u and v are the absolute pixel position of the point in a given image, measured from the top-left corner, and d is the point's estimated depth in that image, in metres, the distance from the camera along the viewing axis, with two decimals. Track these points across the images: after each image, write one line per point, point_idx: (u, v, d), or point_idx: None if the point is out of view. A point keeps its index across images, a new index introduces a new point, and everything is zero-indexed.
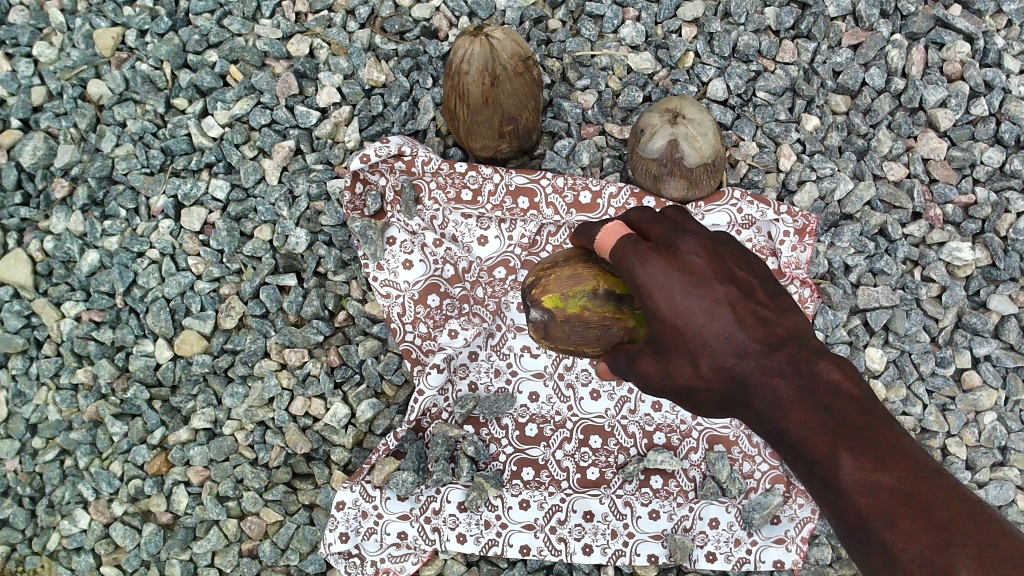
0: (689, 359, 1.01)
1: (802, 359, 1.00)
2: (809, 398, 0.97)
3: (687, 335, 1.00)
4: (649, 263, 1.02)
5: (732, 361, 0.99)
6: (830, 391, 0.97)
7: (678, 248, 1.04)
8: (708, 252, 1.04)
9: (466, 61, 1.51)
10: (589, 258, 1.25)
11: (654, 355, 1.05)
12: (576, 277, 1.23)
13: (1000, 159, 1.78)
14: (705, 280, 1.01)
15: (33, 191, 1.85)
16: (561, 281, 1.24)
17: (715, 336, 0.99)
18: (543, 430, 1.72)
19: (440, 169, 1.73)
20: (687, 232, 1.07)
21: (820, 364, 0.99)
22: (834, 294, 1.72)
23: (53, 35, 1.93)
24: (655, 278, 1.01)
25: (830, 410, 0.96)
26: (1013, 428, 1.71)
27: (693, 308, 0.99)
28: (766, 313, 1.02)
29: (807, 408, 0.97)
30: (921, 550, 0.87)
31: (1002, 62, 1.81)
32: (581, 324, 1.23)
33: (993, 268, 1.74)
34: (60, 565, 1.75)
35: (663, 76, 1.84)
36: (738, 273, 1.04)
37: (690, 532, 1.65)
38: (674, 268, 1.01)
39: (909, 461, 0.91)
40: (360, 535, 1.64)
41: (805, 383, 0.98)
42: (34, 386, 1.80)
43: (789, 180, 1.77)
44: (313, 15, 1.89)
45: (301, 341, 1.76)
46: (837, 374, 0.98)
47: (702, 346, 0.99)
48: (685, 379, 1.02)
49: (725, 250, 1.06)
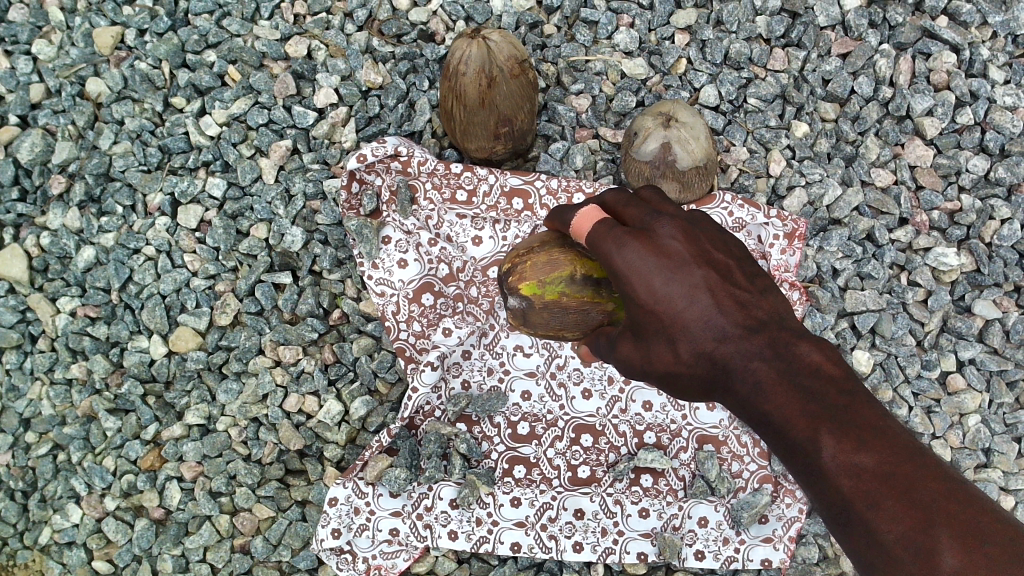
0: (668, 344, 1.03)
1: (780, 342, 1.01)
2: (789, 380, 0.98)
3: (666, 319, 1.02)
4: (626, 248, 1.04)
5: (712, 345, 1.01)
6: (810, 372, 0.98)
7: (655, 232, 1.04)
8: (685, 236, 1.04)
9: (465, 63, 1.54)
10: (564, 242, 1.27)
11: (635, 339, 1.08)
12: (551, 264, 1.25)
13: (985, 167, 1.82)
14: (683, 264, 1.01)
15: (30, 187, 1.87)
16: (537, 269, 1.26)
17: (694, 321, 1.00)
18: (534, 429, 1.73)
19: (436, 169, 1.75)
20: (664, 215, 1.07)
21: (799, 347, 1.00)
22: (822, 297, 1.75)
23: (52, 33, 1.94)
24: (632, 263, 1.03)
25: (811, 393, 0.97)
26: (997, 430, 1.74)
27: (671, 292, 1.00)
28: (744, 295, 1.03)
29: (788, 391, 0.98)
30: (904, 531, 0.87)
31: (987, 73, 1.85)
32: (560, 310, 1.27)
33: (978, 273, 1.77)
34: (52, 560, 1.75)
35: (655, 82, 1.87)
36: (716, 255, 1.04)
37: (679, 530, 1.67)
38: (652, 253, 1.02)
39: (891, 441, 0.92)
40: (352, 532, 1.64)
41: (786, 367, 0.99)
42: (29, 380, 1.81)
43: (778, 185, 1.80)
44: (311, 17, 1.92)
45: (295, 338, 1.77)
46: (816, 355, 1.00)
47: (681, 331, 1.01)
48: (666, 363, 1.04)
49: (703, 233, 1.06)
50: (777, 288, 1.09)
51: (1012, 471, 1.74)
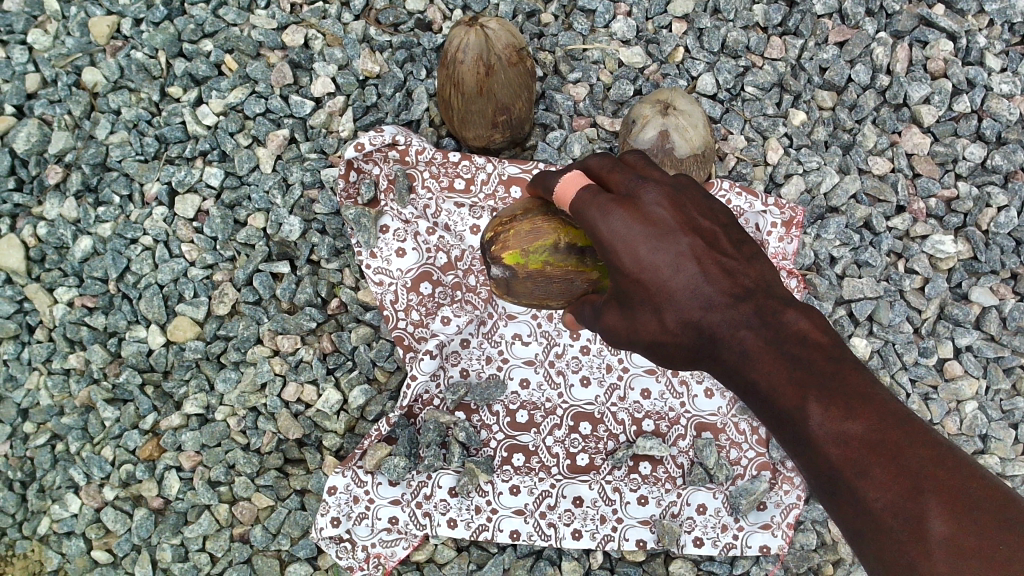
0: (654, 313, 1.02)
1: (768, 311, 1.00)
2: (777, 348, 0.98)
3: (651, 288, 1.00)
4: (611, 215, 1.02)
5: (698, 313, 1.00)
6: (798, 340, 0.98)
7: (641, 198, 1.02)
8: (671, 203, 1.02)
9: (462, 51, 1.54)
10: (548, 209, 1.24)
11: (621, 309, 1.06)
12: (535, 232, 1.23)
13: (981, 155, 1.82)
14: (669, 232, 1.00)
15: (27, 177, 1.86)
16: (521, 238, 1.24)
17: (681, 290, 0.99)
18: (533, 417, 1.73)
19: (434, 158, 1.78)
20: (650, 181, 1.04)
21: (787, 315, 1.00)
22: (820, 284, 1.74)
23: (48, 23, 1.94)
24: (617, 232, 1.01)
25: (798, 360, 0.97)
26: (994, 416, 1.74)
27: (657, 260, 0.99)
28: (730, 262, 1.02)
29: (776, 359, 0.98)
30: (892, 499, 0.87)
31: (983, 61, 1.86)
32: (544, 279, 1.26)
33: (975, 261, 1.78)
34: (50, 550, 1.74)
35: (653, 71, 1.87)
36: (702, 222, 1.03)
37: (677, 518, 1.67)
38: (637, 220, 1.00)
39: (878, 408, 0.91)
40: (352, 520, 1.65)
41: (773, 335, 0.99)
42: (26, 370, 1.80)
43: (776, 173, 1.80)
44: (308, 7, 1.92)
45: (293, 327, 1.77)
46: (804, 323, 0.99)
47: (666, 298, 1.00)
48: (652, 332, 1.04)
49: (688, 200, 1.04)
50: (764, 254, 1.08)
51: (1009, 457, 1.74)
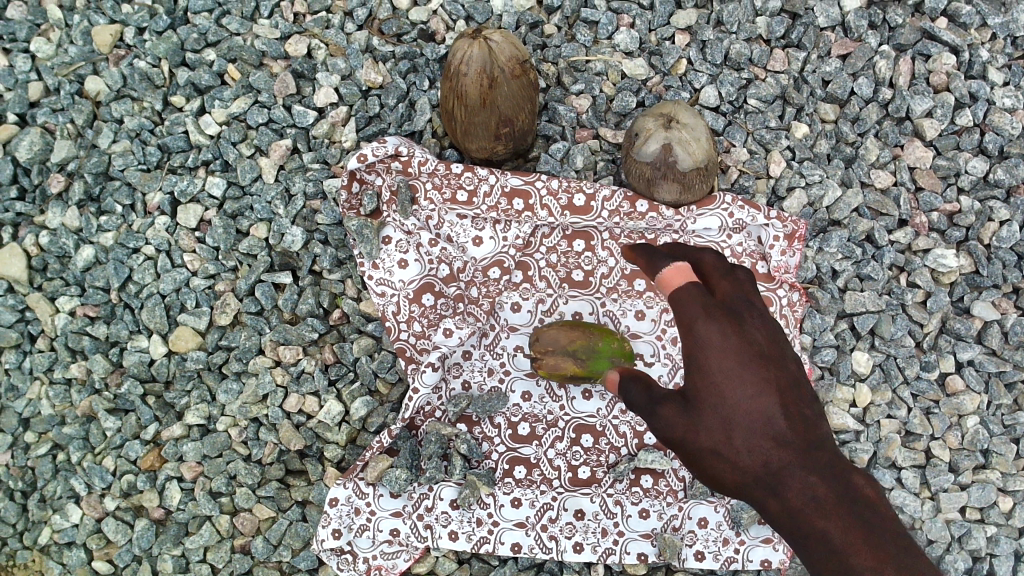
0: (722, 426, 1.13)
1: (837, 470, 1.11)
2: (839, 490, 1.09)
3: (722, 400, 1.13)
4: (713, 320, 1.15)
5: (769, 445, 1.11)
6: (867, 505, 1.08)
7: (745, 318, 1.17)
8: (770, 337, 1.17)
9: (466, 63, 1.55)
10: (556, 352, 1.58)
11: (688, 413, 1.16)
12: (555, 365, 1.58)
13: (984, 169, 1.82)
14: (752, 359, 1.14)
15: (29, 186, 1.86)
16: (546, 368, 1.60)
17: (757, 419, 1.12)
18: (535, 430, 1.73)
19: (437, 170, 1.75)
20: (753, 304, 1.19)
21: (853, 477, 1.11)
22: (822, 297, 1.75)
23: (51, 31, 1.93)
24: (712, 336, 1.15)
25: (861, 515, 1.07)
26: (996, 431, 1.74)
27: (743, 372, 1.13)
28: (808, 413, 1.14)
29: (846, 516, 1.07)
30: None
31: (986, 74, 1.85)
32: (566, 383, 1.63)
33: (977, 275, 1.78)
34: (51, 560, 1.75)
35: (656, 83, 1.87)
36: (791, 370, 1.16)
37: (679, 531, 1.67)
38: (735, 332, 1.15)
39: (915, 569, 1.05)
40: (353, 532, 1.66)
41: (840, 489, 1.09)
42: (28, 380, 1.80)
43: (778, 186, 1.80)
44: (311, 16, 1.91)
45: (295, 338, 1.77)
46: (869, 490, 1.11)
47: (738, 417, 1.12)
48: (713, 440, 1.14)
49: (777, 347, 1.17)
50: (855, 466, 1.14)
51: (1011, 472, 1.74)
